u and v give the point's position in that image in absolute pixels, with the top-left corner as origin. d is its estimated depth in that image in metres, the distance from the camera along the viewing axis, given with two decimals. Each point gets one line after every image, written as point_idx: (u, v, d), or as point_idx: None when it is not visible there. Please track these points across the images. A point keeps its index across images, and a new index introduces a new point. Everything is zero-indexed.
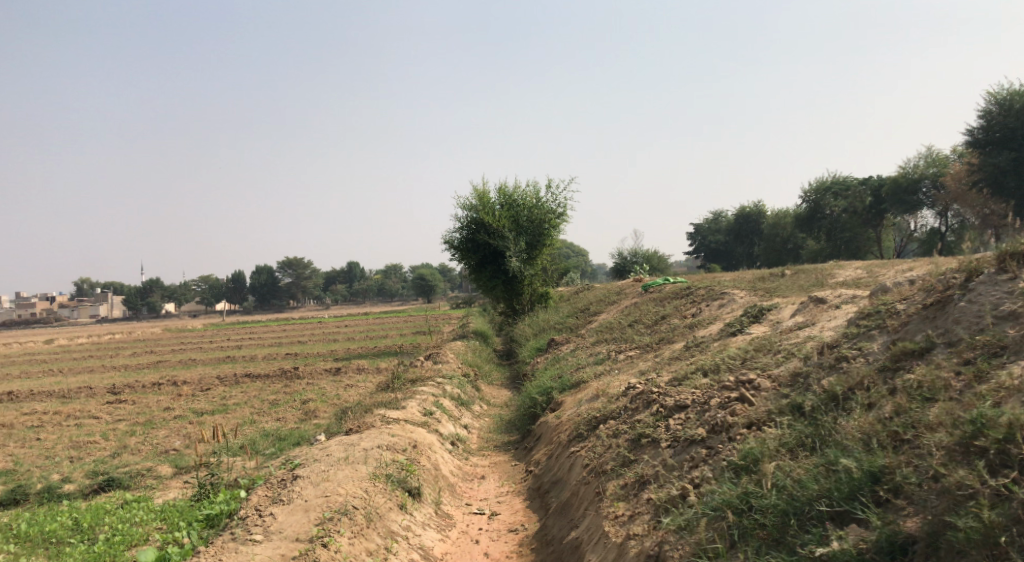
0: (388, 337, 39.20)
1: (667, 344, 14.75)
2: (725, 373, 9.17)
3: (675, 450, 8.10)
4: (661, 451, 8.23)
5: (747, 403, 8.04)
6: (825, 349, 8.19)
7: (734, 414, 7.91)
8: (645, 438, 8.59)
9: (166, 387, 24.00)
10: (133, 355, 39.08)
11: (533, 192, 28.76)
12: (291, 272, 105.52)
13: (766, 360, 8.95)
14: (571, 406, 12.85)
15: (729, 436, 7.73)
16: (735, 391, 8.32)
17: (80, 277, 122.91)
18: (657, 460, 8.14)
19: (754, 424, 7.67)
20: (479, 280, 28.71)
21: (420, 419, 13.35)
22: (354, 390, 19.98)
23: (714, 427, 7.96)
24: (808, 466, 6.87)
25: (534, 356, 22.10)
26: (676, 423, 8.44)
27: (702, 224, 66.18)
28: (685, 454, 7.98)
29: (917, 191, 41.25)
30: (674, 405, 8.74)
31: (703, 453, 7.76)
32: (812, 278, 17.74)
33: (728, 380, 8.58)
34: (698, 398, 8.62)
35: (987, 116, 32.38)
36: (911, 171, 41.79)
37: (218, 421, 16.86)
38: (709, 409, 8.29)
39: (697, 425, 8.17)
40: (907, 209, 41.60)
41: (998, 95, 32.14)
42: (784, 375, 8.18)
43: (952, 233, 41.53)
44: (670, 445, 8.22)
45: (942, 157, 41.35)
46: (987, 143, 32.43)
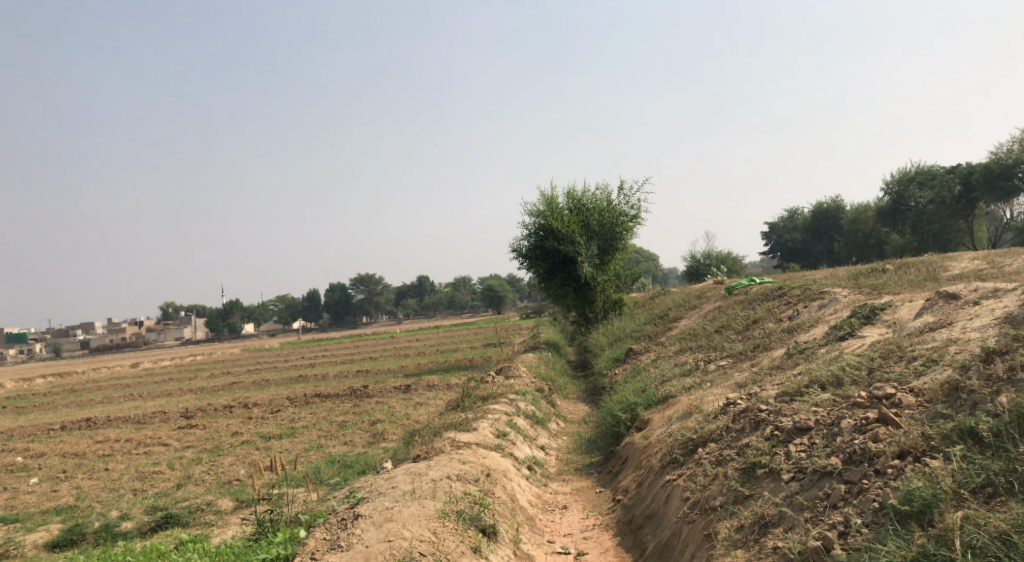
0: (459, 351, 38.27)
1: (764, 351, 13.31)
2: (850, 386, 7.73)
3: (802, 485, 6.76)
4: (784, 486, 6.89)
5: (890, 425, 6.66)
6: (992, 355, 6.72)
7: (877, 440, 6.56)
8: (761, 468, 7.24)
9: (238, 410, 23.44)
10: (210, 377, 39.13)
11: (604, 195, 27.44)
12: (364, 288, 106.60)
13: (906, 370, 7.50)
14: (659, 425, 11.50)
15: (876, 468, 6.40)
16: (872, 410, 6.93)
17: (166, 302, 126.72)
18: (780, 498, 6.82)
19: (908, 455, 6.32)
20: (549, 288, 27.51)
21: (493, 443, 12.23)
22: (425, 408, 18.96)
23: (851, 457, 6.62)
24: (1017, 522, 5.55)
25: (611, 367, 20.79)
26: (798, 451, 7.08)
27: (777, 222, 63.54)
28: (816, 490, 6.66)
29: (1011, 176, 38.36)
30: (792, 427, 7.38)
31: (843, 489, 6.45)
32: (921, 273, 15.97)
33: (858, 395, 7.19)
34: (823, 419, 7.24)
35: None
36: (1003, 156, 38.95)
37: (285, 445, 16.01)
38: (840, 434, 6.92)
39: (828, 453, 6.82)
40: (1001, 196, 39.02)
41: None
42: (938, 390, 6.77)
43: None
44: (794, 479, 6.88)
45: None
46: None
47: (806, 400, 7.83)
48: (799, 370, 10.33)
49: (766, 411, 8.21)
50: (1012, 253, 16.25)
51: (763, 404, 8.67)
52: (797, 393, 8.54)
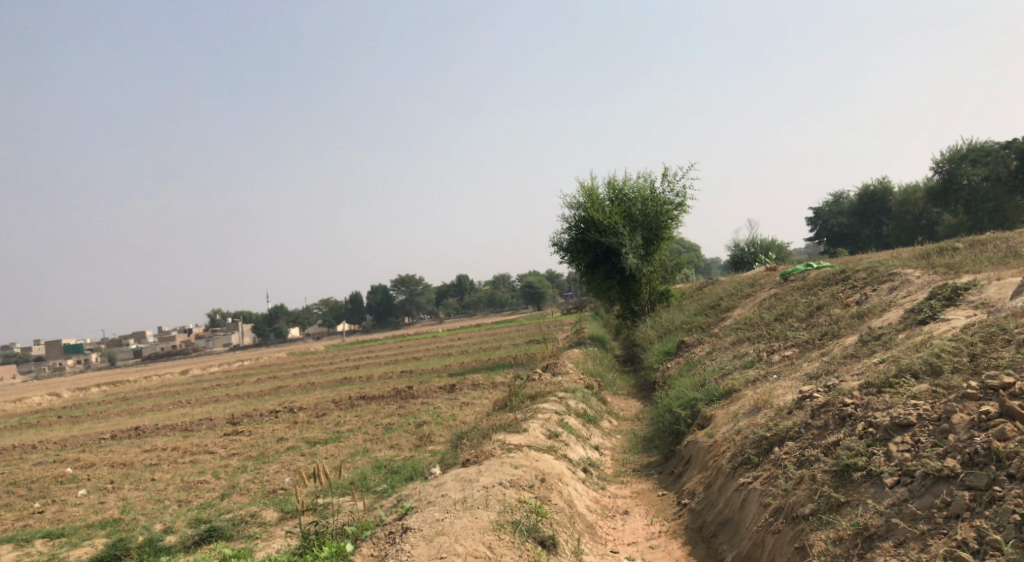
0: (503, 349, 37.58)
1: (833, 339, 12.42)
2: (954, 377, 7.02)
3: (913, 491, 6.27)
4: (888, 493, 6.40)
5: (1019, 422, 6.12)
6: None
7: (1007, 440, 6.04)
8: (857, 471, 6.73)
9: (284, 415, 22.97)
10: (256, 381, 38.89)
11: (647, 183, 26.55)
12: (406, 288, 106.50)
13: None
14: (724, 422, 10.67)
15: (1013, 473, 5.87)
16: (990, 403, 6.39)
17: (214, 309, 128.15)
18: (887, 505, 6.32)
19: None
20: (593, 282, 26.73)
21: (545, 444, 11.53)
22: (472, 409, 18.29)
23: (974, 459, 6.11)
24: None
25: (663, 360, 19.93)
26: (902, 452, 6.58)
27: (822, 207, 61.76)
28: (931, 497, 6.16)
29: None
30: (889, 423, 6.85)
31: (970, 497, 5.95)
32: (998, 251, 14.85)
33: (970, 387, 6.65)
34: (927, 414, 6.71)
35: None
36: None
37: (331, 450, 15.43)
38: (954, 432, 6.40)
39: (941, 455, 6.31)
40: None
41: None
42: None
43: None
44: (900, 483, 6.39)
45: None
46: None
47: (899, 390, 7.22)
48: (880, 358, 9.44)
49: (852, 403, 7.49)
50: None
51: (847, 396, 7.88)
52: (886, 384, 7.69)
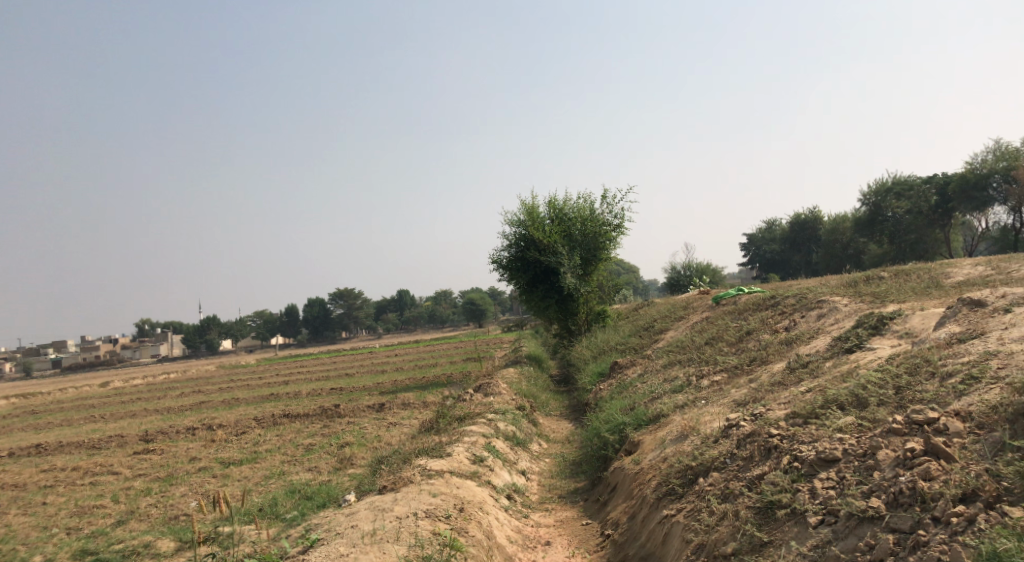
0: (438, 366, 37.00)
1: (762, 366, 12.31)
2: (880, 409, 6.90)
3: (837, 533, 6.11)
4: (812, 533, 6.23)
5: (944, 461, 6.02)
6: None
7: (932, 479, 5.93)
8: (781, 508, 6.55)
9: (201, 433, 22.01)
10: (180, 396, 37.48)
11: (587, 204, 26.46)
12: (343, 303, 104.91)
13: (947, 395, 6.65)
14: (651, 449, 10.42)
15: (939, 517, 5.73)
16: (915, 438, 6.29)
17: (142, 320, 124.25)
18: (810, 547, 6.15)
19: (976, 500, 5.71)
20: (530, 301, 26.44)
21: (468, 470, 11.12)
22: (398, 430, 17.74)
23: (898, 500, 5.98)
24: None
25: (595, 382, 19.71)
26: (826, 489, 6.41)
27: (755, 234, 63.04)
28: (854, 538, 6.00)
29: (987, 187, 38.01)
30: (815, 458, 6.67)
31: (893, 541, 5.80)
32: (922, 281, 15.02)
33: (895, 421, 6.53)
34: (852, 449, 6.57)
35: None
36: (979, 166, 38.68)
37: (244, 473, 14.72)
38: (879, 468, 6.26)
39: (866, 494, 6.16)
40: (977, 206, 38.60)
41: None
42: (997, 415, 6.13)
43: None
44: (823, 523, 6.23)
45: (1012, 149, 38.15)
46: None
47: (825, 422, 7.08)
48: (807, 387, 9.31)
49: (778, 433, 7.31)
50: (1015, 259, 15.35)
51: (773, 425, 7.69)
52: (812, 414, 7.54)
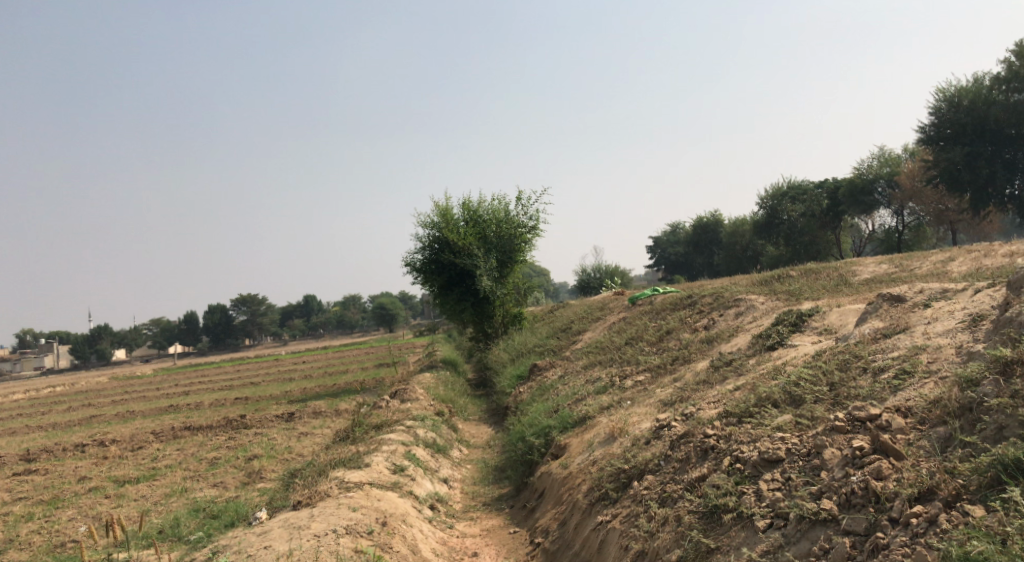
0: (349, 373, 36.07)
1: (685, 364, 12.28)
2: (817, 408, 6.93)
3: (788, 537, 6.05)
4: (762, 538, 6.18)
5: (894, 460, 6.03)
6: (1002, 375, 6.10)
7: (882, 477, 5.93)
8: (726, 513, 6.53)
9: (93, 450, 20.70)
10: (71, 410, 35.39)
11: (501, 205, 26.22)
12: (247, 309, 101.81)
13: (886, 394, 6.66)
14: (579, 452, 10.18)
15: (898, 519, 5.67)
16: (861, 437, 6.32)
17: (27, 330, 117.52)
18: (762, 551, 6.09)
19: (931, 498, 5.70)
20: (445, 304, 25.99)
21: (388, 481, 10.67)
22: (310, 440, 17.05)
23: (850, 501, 5.97)
24: None
25: (514, 385, 19.44)
26: (773, 492, 6.41)
27: (660, 236, 64.39)
28: (807, 541, 5.95)
29: (872, 191, 39.76)
30: (758, 459, 6.71)
31: (849, 543, 5.74)
32: (831, 279, 15.32)
33: (838, 419, 6.58)
34: (796, 450, 6.58)
35: (936, 113, 32.03)
36: (865, 171, 40.42)
37: (143, 492, 13.81)
38: (828, 469, 6.27)
39: (815, 495, 6.15)
40: (864, 210, 40.23)
41: (945, 91, 31.78)
42: (937, 410, 6.24)
43: (908, 231, 40.15)
44: (772, 526, 6.20)
45: (894, 155, 40.16)
46: (940, 139, 32.17)
47: (763, 422, 7.15)
48: (735, 385, 9.24)
49: (715, 434, 7.34)
50: (916, 256, 15.86)
51: (709, 425, 7.59)
52: (746, 413, 7.53)
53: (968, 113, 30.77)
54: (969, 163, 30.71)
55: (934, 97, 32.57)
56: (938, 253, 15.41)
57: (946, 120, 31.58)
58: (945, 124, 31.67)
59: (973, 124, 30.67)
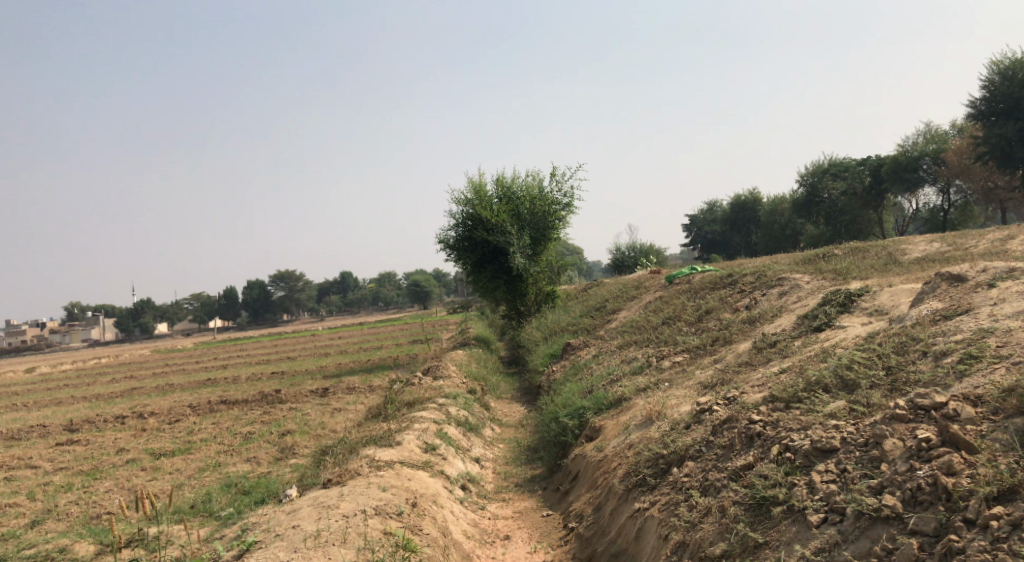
0: (384, 349, 36.06)
1: (726, 345, 11.86)
2: (874, 395, 6.55)
3: (846, 534, 5.72)
4: (815, 534, 5.85)
5: (966, 455, 5.67)
6: None
7: (954, 474, 5.57)
8: (775, 506, 6.18)
9: (131, 422, 20.79)
10: (111, 382, 35.82)
11: (536, 182, 25.82)
12: (285, 285, 102.62)
13: (953, 382, 6.26)
14: (615, 435, 9.84)
15: (973, 520, 5.34)
16: (926, 428, 5.96)
17: (71, 303, 119.72)
18: (817, 549, 5.76)
19: (1010, 498, 5.35)
20: (478, 281, 25.72)
21: (420, 460, 10.44)
22: (342, 417, 16.92)
23: (916, 498, 5.62)
24: None
25: (548, 364, 19.13)
26: (827, 484, 6.05)
27: (697, 215, 63.41)
28: (867, 541, 5.62)
29: (917, 168, 38.66)
30: (811, 448, 6.35)
31: (918, 545, 5.41)
32: (878, 258, 14.74)
33: (899, 407, 6.20)
34: (852, 439, 6.22)
35: (988, 87, 30.90)
36: (910, 148, 39.26)
37: (176, 465, 13.75)
38: (889, 462, 5.91)
39: (875, 491, 5.80)
40: (908, 188, 39.13)
41: (997, 64, 30.61)
42: (1012, 400, 5.82)
43: (955, 210, 38.93)
44: (827, 522, 5.86)
45: (941, 132, 38.90)
46: (991, 114, 31.03)
47: (815, 408, 6.78)
48: (780, 368, 8.83)
49: (761, 420, 6.99)
50: (969, 235, 15.20)
51: (754, 410, 7.23)
52: (795, 398, 7.17)
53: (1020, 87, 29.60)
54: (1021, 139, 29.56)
55: (985, 71, 31.38)
56: (993, 232, 14.73)
57: (998, 94, 30.44)
58: (997, 99, 30.53)
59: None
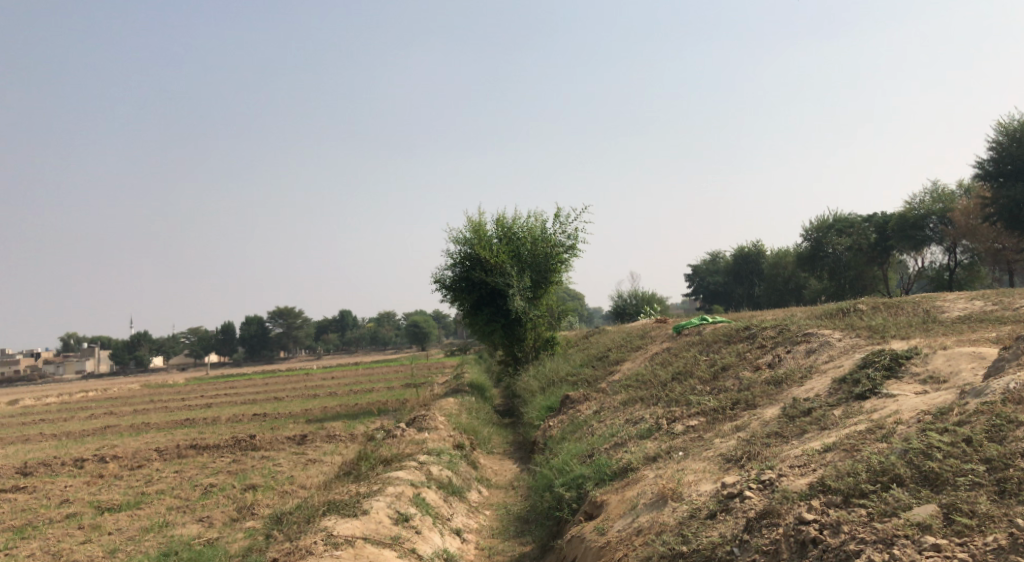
0: (374, 392, 34.34)
1: (748, 410, 10.32)
2: (986, 504, 5.43)
3: None
4: None
5: None
6: None
7: None
8: None
9: (89, 466, 19.06)
10: (88, 418, 34.03)
11: (538, 223, 24.44)
12: (283, 322, 100.94)
13: None
14: (619, 515, 8.22)
15: None
16: None
17: (69, 333, 118.19)
18: None
19: None
20: (475, 324, 24.18)
21: (388, 536, 8.85)
22: (315, 470, 15.27)
23: None
24: None
25: (544, 418, 17.53)
26: None
27: (700, 266, 62.07)
28: None
29: (923, 226, 37.26)
30: None
31: None
32: (914, 315, 13.23)
33: None
34: None
35: (995, 148, 29.72)
36: (917, 206, 37.94)
37: (119, 523, 12.09)
38: None
39: None
40: (914, 246, 37.67)
41: (1006, 125, 29.49)
42: None
43: (961, 269, 37.49)
44: None
45: (948, 191, 37.59)
46: (998, 175, 29.72)
47: (891, 510, 5.69)
48: (823, 444, 7.26)
49: (816, 521, 5.86)
50: (1013, 294, 13.72)
51: (804, 505, 6.10)
52: (856, 490, 6.04)
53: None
54: None
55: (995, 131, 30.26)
56: None
57: (1006, 156, 29.21)
58: (1005, 160, 29.29)
59: None
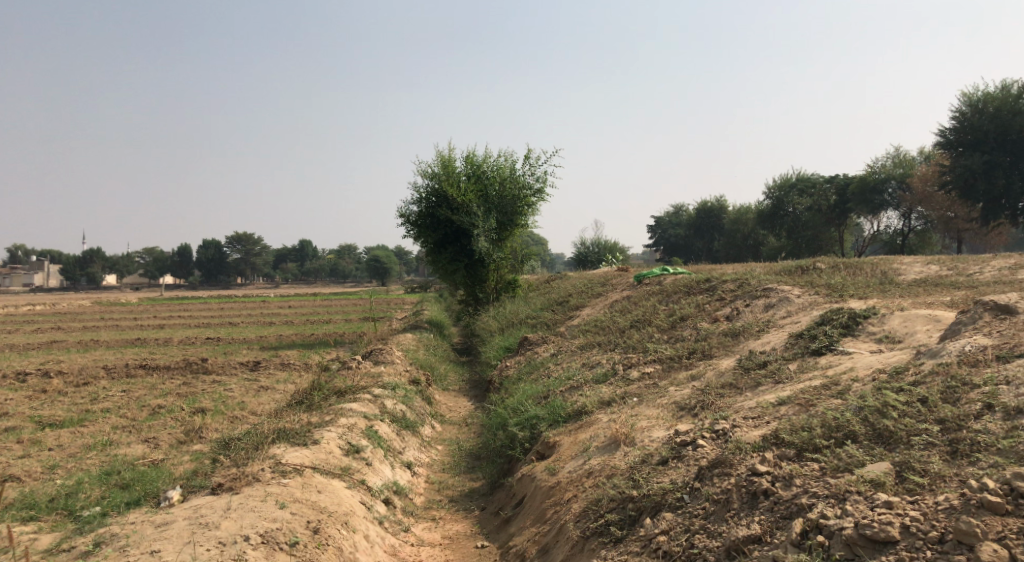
0: (331, 323, 34.11)
1: (704, 360, 10.35)
2: (940, 465, 5.46)
3: None
4: None
5: None
6: None
7: None
8: None
9: (33, 381, 18.66)
10: (35, 332, 33.31)
11: (507, 163, 24.08)
12: (241, 248, 99.53)
13: None
14: (571, 457, 8.22)
15: None
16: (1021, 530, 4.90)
17: (18, 246, 115.43)
18: None
19: None
20: (437, 262, 23.98)
21: (337, 465, 8.77)
22: (267, 397, 15.12)
23: None
24: None
25: (500, 358, 17.54)
26: None
27: (662, 217, 62.34)
28: None
29: (882, 191, 37.60)
30: (855, 534, 5.18)
31: None
32: (870, 276, 13.35)
33: (987, 492, 5.10)
34: (918, 530, 5.09)
35: (958, 117, 29.92)
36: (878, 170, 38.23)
37: (61, 440, 11.84)
38: None
39: None
40: (871, 210, 38.07)
41: (970, 94, 29.64)
42: None
43: (913, 235, 38.06)
44: None
45: (909, 157, 37.91)
46: (958, 144, 29.97)
47: (844, 466, 5.74)
48: (778, 397, 7.28)
49: (768, 473, 5.90)
50: (967, 261, 13.92)
51: (757, 457, 6.14)
52: (810, 444, 6.09)
53: (991, 120, 28.61)
54: (987, 172, 28.52)
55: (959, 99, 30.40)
56: (995, 260, 13.42)
57: (967, 125, 29.44)
58: (966, 130, 29.52)
59: (996, 132, 28.53)
